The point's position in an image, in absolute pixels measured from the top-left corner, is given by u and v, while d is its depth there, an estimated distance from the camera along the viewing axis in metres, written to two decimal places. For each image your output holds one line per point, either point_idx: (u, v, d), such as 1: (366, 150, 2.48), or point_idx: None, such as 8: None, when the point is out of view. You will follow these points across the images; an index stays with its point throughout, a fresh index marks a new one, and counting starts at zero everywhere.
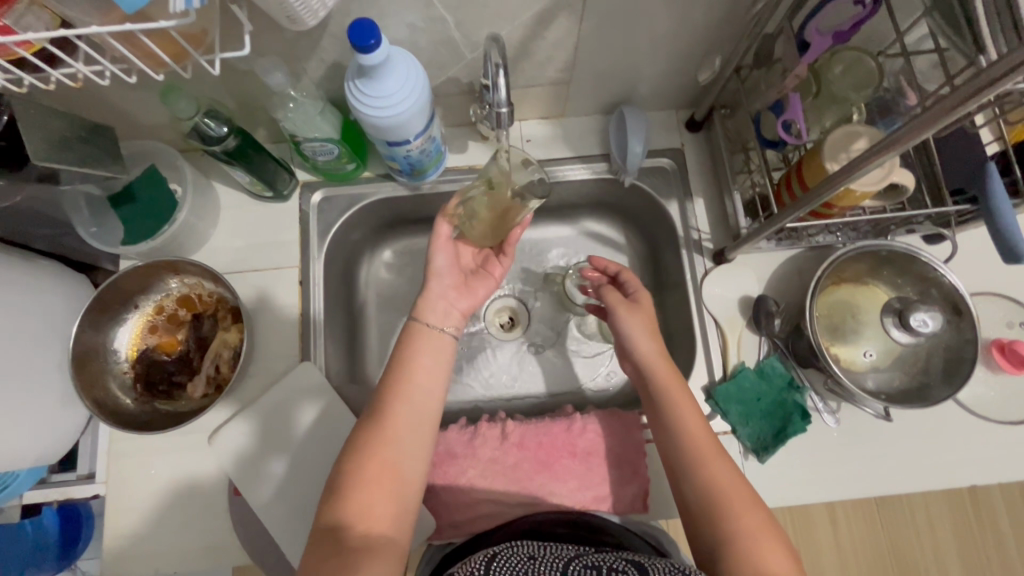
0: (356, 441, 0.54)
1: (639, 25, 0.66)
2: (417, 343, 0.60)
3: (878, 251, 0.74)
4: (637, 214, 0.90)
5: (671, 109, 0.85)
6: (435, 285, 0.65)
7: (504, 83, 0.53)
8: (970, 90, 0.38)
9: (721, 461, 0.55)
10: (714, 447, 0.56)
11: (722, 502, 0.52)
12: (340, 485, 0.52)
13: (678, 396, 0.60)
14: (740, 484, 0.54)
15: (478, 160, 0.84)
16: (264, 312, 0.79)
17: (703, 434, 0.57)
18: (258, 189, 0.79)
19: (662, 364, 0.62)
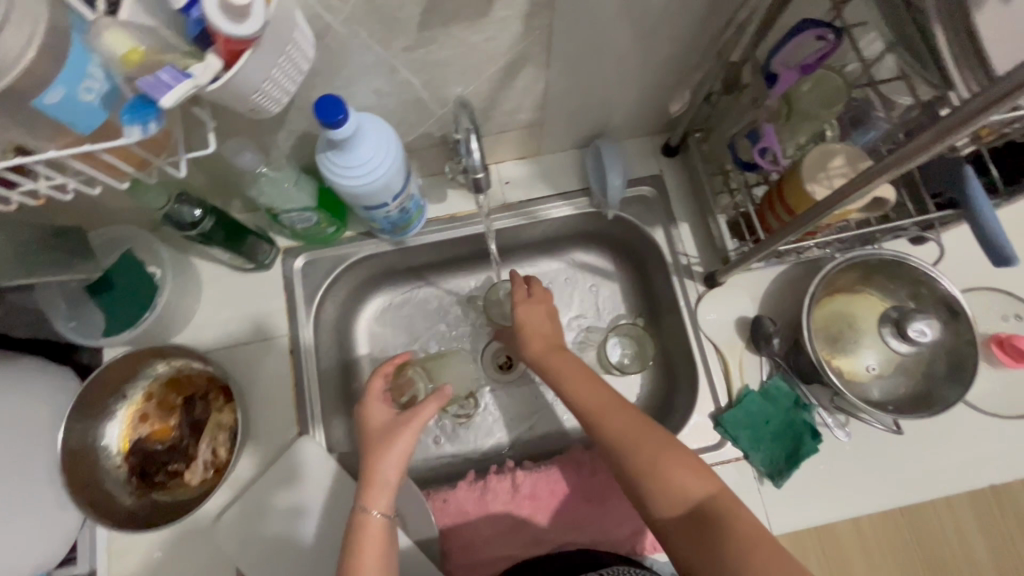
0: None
1: (606, 66, 0.66)
2: (361, 539, 0.57)
3: (868, 260, 0.74)
4: (624, 243, 0.90)
5: (646, 136, 0.85)
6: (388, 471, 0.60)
7: (477, 148, 0.52)
8: (941, 127, 0.39)
9: (615, 411, 0.60)
10: (609, 402, 0.61)
11: (629, 445, 0.57)
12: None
13: (562, 370, 0.65)
14: (637, 423, 0.59)
15: (460, 207, 0.84)
16: (256, 386, 0.77)
17: (598, 395, 0.62)
18: (238, 261, 0.77)
19: (550, 359, 0.67)
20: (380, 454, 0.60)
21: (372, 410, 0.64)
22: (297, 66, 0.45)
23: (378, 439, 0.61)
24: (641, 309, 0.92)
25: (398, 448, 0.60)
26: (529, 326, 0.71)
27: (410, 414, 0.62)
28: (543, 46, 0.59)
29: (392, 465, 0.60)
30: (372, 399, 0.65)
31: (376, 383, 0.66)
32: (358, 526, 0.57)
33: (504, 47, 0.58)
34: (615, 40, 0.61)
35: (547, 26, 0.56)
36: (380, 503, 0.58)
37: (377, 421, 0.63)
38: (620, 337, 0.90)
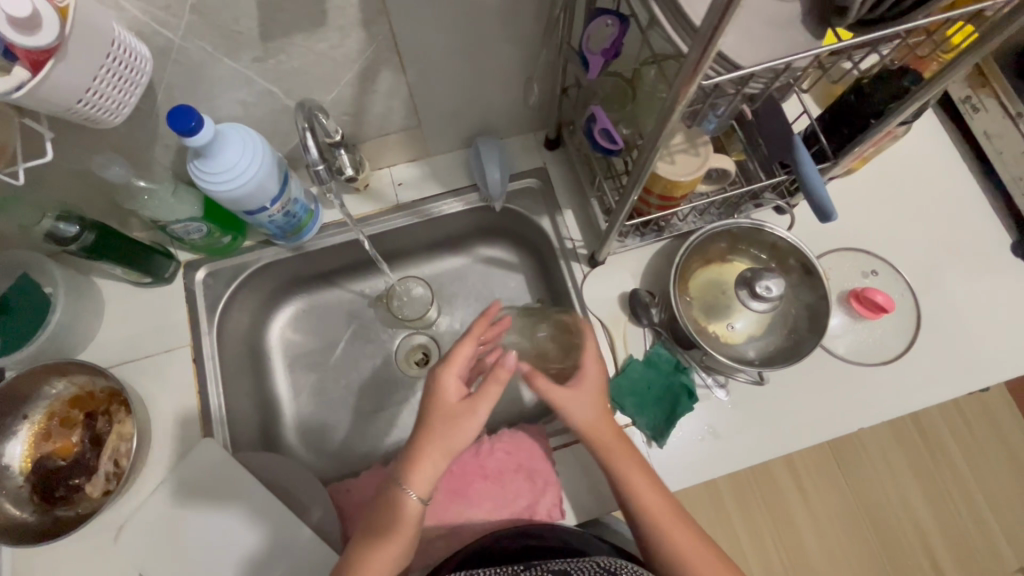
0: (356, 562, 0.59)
1: (459, 67, 0.70)
2: (392, 511, 0.60)
3: (729, 229, 0.79)
4: (521, 236, 0.96)
5: (529, 132, 0.91)
6: (435, 447, 0.59)
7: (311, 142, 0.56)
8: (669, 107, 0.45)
9: (676, 524, 0.62)
10: (666, 508, 0.63)
11: (683, 565, 0.60)
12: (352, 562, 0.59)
13: (627, 468, 0.64)
14: (695, 542, 0.61)
15: (357, 210, 0.88)
16: (159, 397, 0.79)
17: (658, 500, 0.63)
18: (134, 275, 0.80)
19: (609, 440, 0.65)
20: (440, 439, 0.60)
21: (447, 389, 0.61)
22: (133, 81, 0.51)
23: (448, 422, 0.60)
24: (543, 298, 0.97)
25: (459, 429, 0.60)
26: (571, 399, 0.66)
27: (476, 406, 0.60)
28: (391, 51, 0.64)
29: (451, 445, 0.60)
30: (451, 365, 0.62)
31: (464, 349, 0.62)
32: (395, 499, 0.60)
33: (353, 53, 0.63)
34: (459, 43, 0.66)
35: (388, 32, 0.61)
36: (419, 487, 0.59)
37: (447, 397, 0.61)
38: None
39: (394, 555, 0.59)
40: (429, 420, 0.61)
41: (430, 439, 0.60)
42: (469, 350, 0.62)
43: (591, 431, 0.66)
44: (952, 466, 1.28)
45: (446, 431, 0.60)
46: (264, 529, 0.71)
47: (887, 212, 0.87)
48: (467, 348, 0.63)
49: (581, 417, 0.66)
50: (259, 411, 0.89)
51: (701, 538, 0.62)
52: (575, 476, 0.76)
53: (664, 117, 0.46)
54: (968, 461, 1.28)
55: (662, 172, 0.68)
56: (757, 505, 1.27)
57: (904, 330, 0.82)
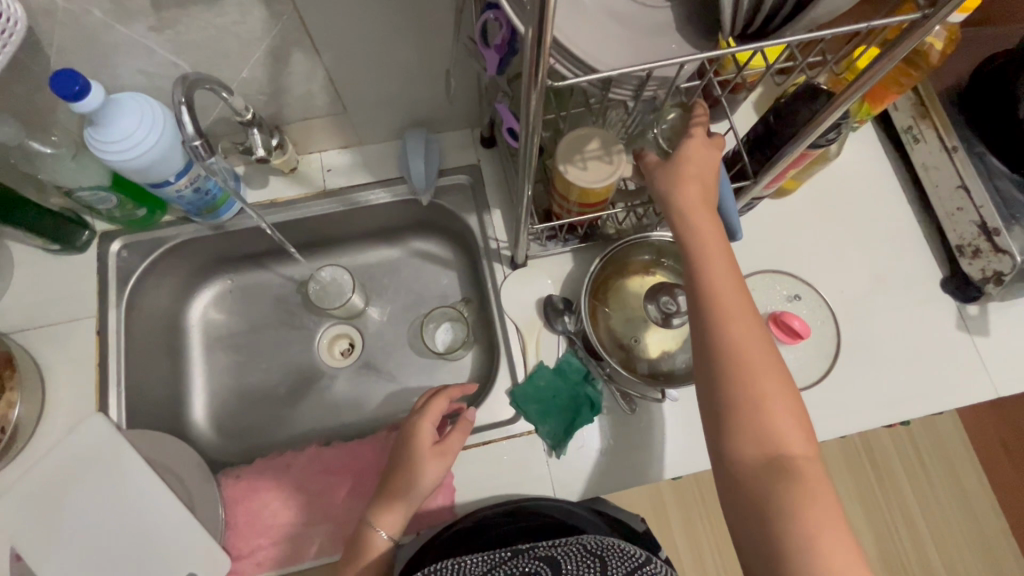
0: None
1: (377, 58, 0.69)
2: (363, 548, 0.65)
3: (650, 240, 0.77)
4: (453, 231, 0.95)
5: (465, 128, 0.89)
6: (404, 493, 0.65)
7: (188, 119, 0.54)
8: (527, 114, 0.44)
9: (750, 328, 0.53)
10: (745, 311, 0.54)
11: (748, 369, 0.52)
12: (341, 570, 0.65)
13: (714, 252, 0.56)
14: (763, 352, 0.53)
15: (282, 192, 0.86)
16: (60, 365, 0.78)
17: (737, 304, 0.54)
18: (41, 241, 0.78)
19: (699, 221, 0.57)
20: (410, 480, 0.66)
21: (419, 437, 0.67)
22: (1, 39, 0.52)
23: (416, 466, 0.66)
24: (472, 296, 0.96)
25: (426, 472, 0.66)
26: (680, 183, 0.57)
27: (446, 450, 0.67)
28: (300, 32, 0.63)
29: (419, 486, 0.66)
30: (427, 417, 0.68)
31: (437, 403, 0.68)
32: (366, 537, 0.66)
33: (258, 32, 0.62)
34: (373, 32, 0.65)
35: (293, 13, 0.60)
36: (388, 526, 0.66)
37: (417, 446, 0.67)
38: (443, 323, 0.95)
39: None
40: (402, 463, 0.67)
41: (401, 483, 0.66)
42: (442, 403, 0.69)
43: (687, 213, 0.57)
44: (897, 495, 1.26)
45: (414, 474, 0.66)
46: (144, 508, 0.70)
47: (815, 237, 0.86)
48: (442, 402, 0.69)
49: (682, 193, 0.57)
50: (169, 389, 0.88)
51: (773, 356, 0.53)
52: (469, 481, 0.75)
53: (526, 124, 0.46)
54: (912, 492, 1.27)
55: (571, 179, 0.67)
56: (702, 518, 1.18)
57: (827, 355, 0.79)
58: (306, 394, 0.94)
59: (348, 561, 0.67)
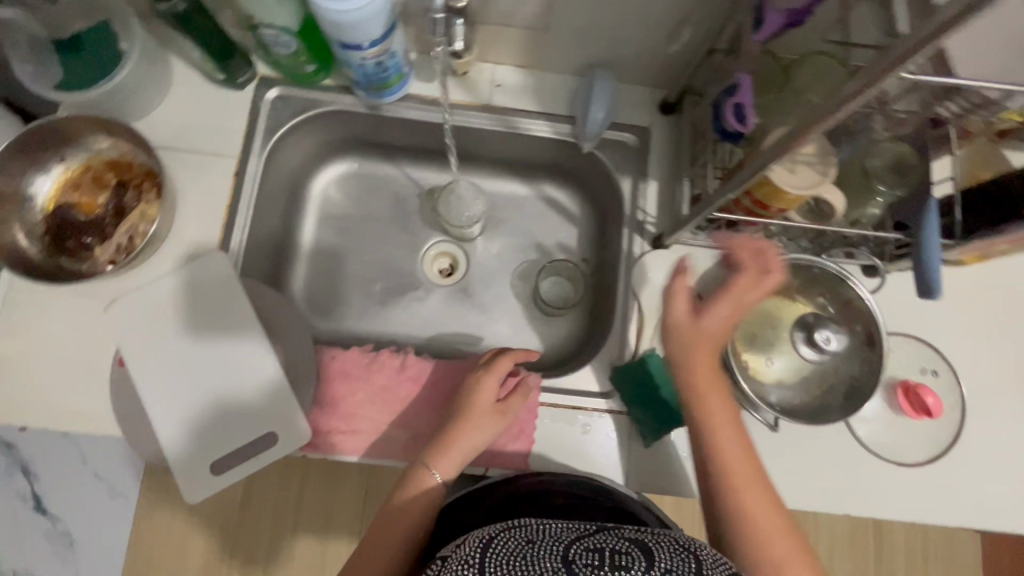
0: (378, 527, 0.63)
1: None
2: (416, 488, 0.64)
3: (810, 267, 0.74)
4: (593, 187, 0.91)
5: (648, 87, 0.83)
6: (468, 436, 0.67)
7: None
8: (875, 71, 0.39)
9: (755, 486, 0.59)
10: (749, 474, 0.59)
11: (756, 530, 0.57)
12: (394, 510, 0.63)
13: (717, 420, 0.60)
14: (770, 507, 0.58)
15: (445, 93, 0.82)
16: (192, 195, 0.77)
17: (743, 464, 0.60)
18: (209, 65, 0.77)
19: (709, 387, 0.61)
20: (467, 429, 0.67)
21: (481, 391, 0.69)
22: None
23: (477, 417, 0.68)
24: (588, 260, 0.93)
25: (481, 425, 0.68)
26: (692, 352, 0.60)
27: (508, 409, 0.69)
28: None
29: (473, 437, 0.67)
30: (493, 373, 0.70)
31: (506, 362, 0.70)
32: (419, 479, 0.65)
33: None
34: None
35: None
36: (445, 470, 0.65)
37: (483, 399, 0.68)
38: (552, 276, 0.92)
39: (419, 521, 0.63)
40: (462, 410, 0.68)
41: (461, 428, 0.67)
42: (508, 363, 0.71)
43: (701, 384, 0.60)
44: None
45: (471, 424, 0.67)
46: (245, 356, 0.71)
47: (972, 319, 0.80)
48: (510, 362, 0.71)
49: (697, 360, 0.60)
50: (276, 251, 0.87)
51: (777, 508, 0.59)
52: (550, 440, 0.75)
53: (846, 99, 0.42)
54: None
55: (775, 178, 0.62)
56: None
57: (940, 441, 0.76)
58: (398, 300, 0.93)
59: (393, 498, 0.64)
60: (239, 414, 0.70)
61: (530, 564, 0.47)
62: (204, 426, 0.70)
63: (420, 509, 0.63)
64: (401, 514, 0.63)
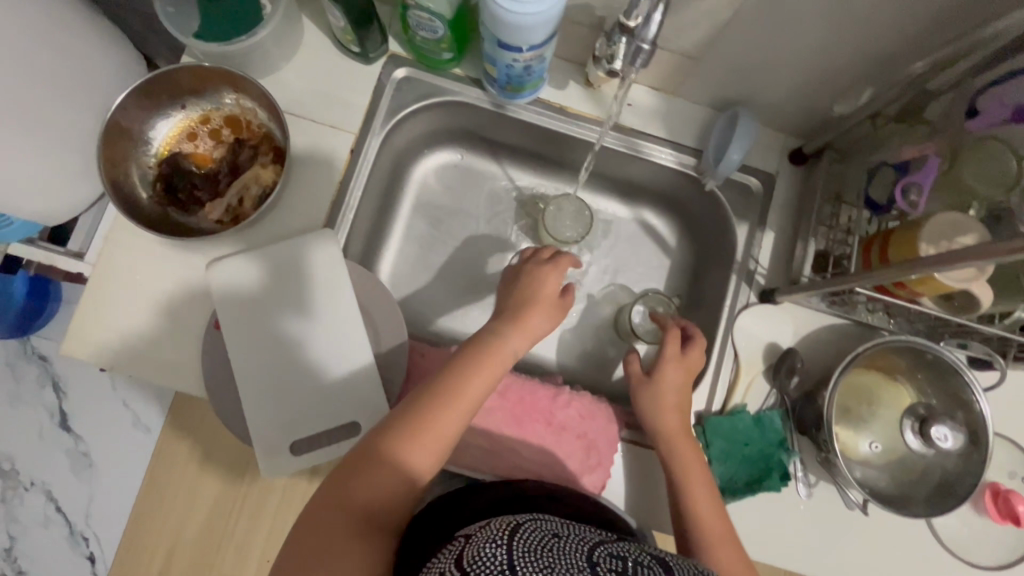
0: (394, 434, 0.54)
1: (782, 26, 0.61)
2: (462, 383, 0.58)
3: (924, 352, 0.70)
4: (700, 223, 0.88)
5: (783, 132, 0.80)
6: (538, 317, 0.66)
7: (659, 19, 0.54)
8: None
9: (730, 549, 0.61)
10: (726, 536, 0.62)
11: None
12: (401, 435, 0.54)
13: (695, 479, 0.65)
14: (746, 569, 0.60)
15: (575, 104, 0.79)
16: (305, 166, 0.75)
17: (719, 526, 0.62)
18: (347, 39, 0.73)
19: (682, 444, 0.67)
20: (496, 356, 0.61)
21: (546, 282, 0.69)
22: None
23: (544, 304, 0.68)
24: (679, 294, 0.91)
25: (508, 356, 0.62)
26: (660, 411, 0.69)
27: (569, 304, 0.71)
28: None
29: (495, 369, 0.61)
30: (558, 266, 0.71)
31: (570, 258, 0.72)
32: (464, 374, 0.59)
33: None
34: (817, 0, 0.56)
35: None
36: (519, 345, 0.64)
37: (548, 289, 0.69)
38: (645, 306, 0.88)
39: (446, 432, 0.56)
40: (525, 300, 0.68)
41: (529, 314, 0.66)
42: (569, 262, 0.72)
43: (674, 448, 0.67)
44: None
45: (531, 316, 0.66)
46: (337, 338, 0.70)
47: None
48: (571, 259, 0.72)
49: (655, 414, 0.70)
50: (371, 231, 0.85)
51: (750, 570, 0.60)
52: (629, 479, 0.72)
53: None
54: None
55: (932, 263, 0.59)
56: None
57: (1013, 549, 0.74)
58: (479, 300, 0.91)
59: (409, 415, 0.56)
60: (324, 396, 0.69)
61: (556, 556, 0.44)
62: (287, 403, 0.69)
63: (431, 439, 0.55)
64: (411, 444, 0.54)
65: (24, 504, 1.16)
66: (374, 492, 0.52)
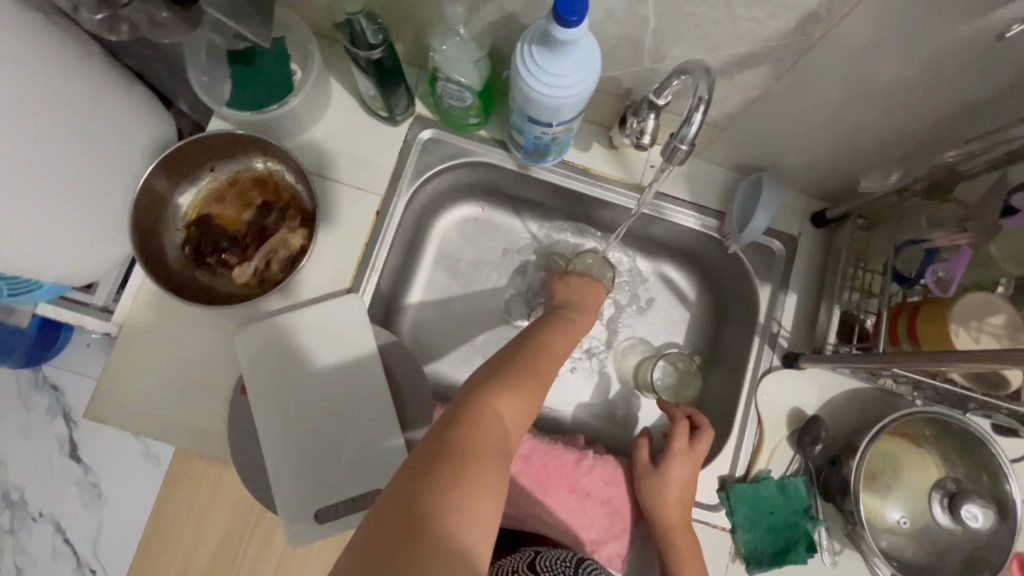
0: (495, 387, 0.50)
1: (812, 104, 0.62)
2: (543, 354, 0.58)
3: (950, 423, 0.70)
4: (720, 281, 0.88)
5: (806, 195, 0.80)
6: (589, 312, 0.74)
7: (698, 121, 0.52)
8: None
9: None
10: None
11: None
12: (503, 387, 0.50)
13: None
14: None
15: (598, 165, 0.80)
16: (331, 228, 0.76)
17: None
18: (375, 103, 0.75)
19: (679, 545, 0.68)
20: (565, 337, 0.64)
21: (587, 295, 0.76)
22: None
23: (590, 307, 0.75)
24: (699, 350, 0.90)
25: (567, 339, 0.64)
26: (658, 508, 0.70)
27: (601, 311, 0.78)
28: (795, 52, 0.56)
29: (561, 351, 0.62)
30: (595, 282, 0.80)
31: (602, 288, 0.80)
32: (541, 348, 0.59)
33: (759, 37, 0.55)
34: (849, 84, 0.57)
35: (817, 35, 0.53)
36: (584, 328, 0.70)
37: (594, 292, 0.77)
38: (666, 364, 0.89)
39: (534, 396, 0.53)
40: (578, 301, 0.74)
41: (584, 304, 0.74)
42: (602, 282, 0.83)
43: (673, 551, 0.67)
44: None
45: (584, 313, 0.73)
46: (363, 403, 0.70)
47: None
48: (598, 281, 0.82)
49: (659, 509, 0.70)
50: (394, 286, 0.85)
51: None
52: (643, 546, 0.73)
53: None
54: None
55: (959, 343, 0.59)
56: None
57: None
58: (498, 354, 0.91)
59: (506, 375, 0.52)
60: (349, 461, 0.69)
61: None
62: (313, 471, 0.69)
63: (529, 399, 0.52)
64: (506, 399, 0.49)
65: (32, 536, 1.15)
66: (486, 442, 0.44)
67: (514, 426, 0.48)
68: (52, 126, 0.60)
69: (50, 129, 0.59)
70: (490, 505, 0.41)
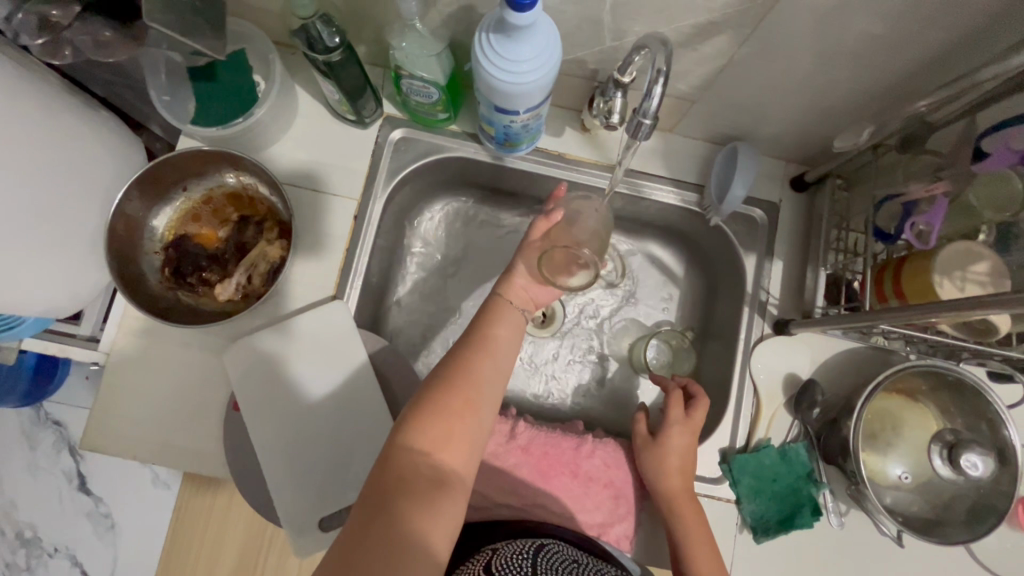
0: (417, 415, 0.52)
1: (776, 69, 0.62)
2: (481, 350, 0.58)
3: (945, 375, 0.70)
4: (706, 254, 0.87)
5: (783, 160, 0.80)
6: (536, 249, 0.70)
7: (660, 93, 0.52)
8: None
9: None
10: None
11: None
12: (423, 418, 0.51)
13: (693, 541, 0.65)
14: None
15: (572, 149, 0.80)
16: (310, 237, 0.75)
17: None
18: (341, 107, 0.74)
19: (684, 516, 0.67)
20: (502, 328, 0.62)
21: (554, 253, 0.69)
22: None
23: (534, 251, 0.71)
24: (692, 325, 0.90)
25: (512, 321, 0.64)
26: (662, 481, 0.69)
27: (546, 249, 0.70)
28: (754, 17, 0.56)
29: (503, 337, 0.61)
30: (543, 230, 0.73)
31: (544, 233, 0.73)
32: (478, 345, 0.59)
33: (715, 6, 0.55)
34: (811, 45, 0.57)
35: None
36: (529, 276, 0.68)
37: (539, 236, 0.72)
38: (660, 342, 0.89)
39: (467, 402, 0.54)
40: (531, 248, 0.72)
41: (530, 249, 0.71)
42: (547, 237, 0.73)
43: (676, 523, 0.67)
44: None
45: (513, 274, 0.68)
46: (358, 409, 0.70)
47: None
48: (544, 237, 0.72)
49: (660, 480, 0.69)
50: (381, 290, 0.85)
51: None
52: (651, 522, 0.74)
53: None
54: None
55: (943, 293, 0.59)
56: None
57: None
58: None
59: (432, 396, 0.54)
60: (349, 467, 0.69)
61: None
62: (314, 479, 0.69)
63: (457, 413, 0.53)
64: (427, 425, 0.51)
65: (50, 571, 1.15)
66: (410, 478, 0.48)
67: (440, 450, 0.51)
68: (16, 161, 0.59)
69: (14, 163, 0.59)
70: (428, 539, 0.46)
